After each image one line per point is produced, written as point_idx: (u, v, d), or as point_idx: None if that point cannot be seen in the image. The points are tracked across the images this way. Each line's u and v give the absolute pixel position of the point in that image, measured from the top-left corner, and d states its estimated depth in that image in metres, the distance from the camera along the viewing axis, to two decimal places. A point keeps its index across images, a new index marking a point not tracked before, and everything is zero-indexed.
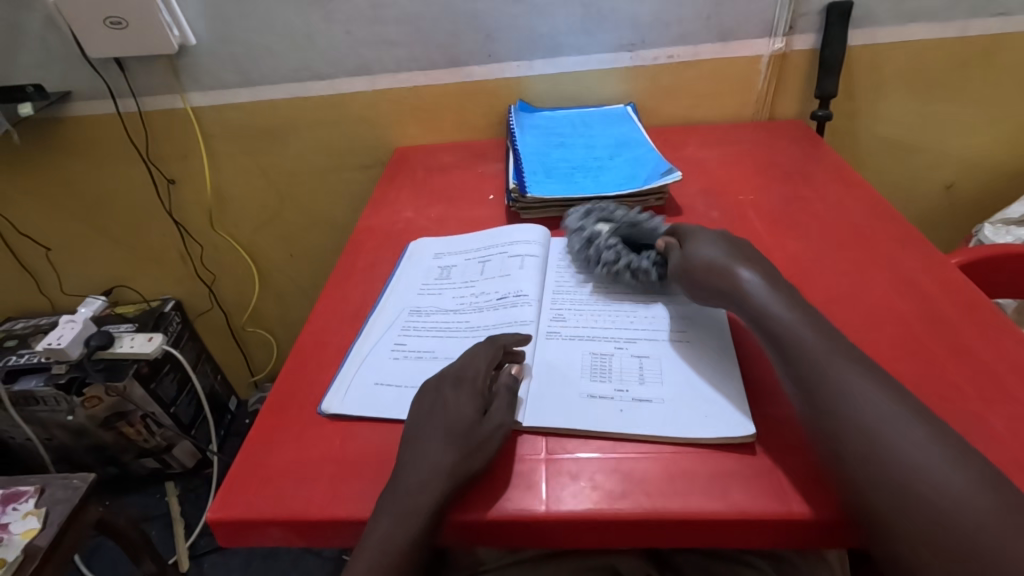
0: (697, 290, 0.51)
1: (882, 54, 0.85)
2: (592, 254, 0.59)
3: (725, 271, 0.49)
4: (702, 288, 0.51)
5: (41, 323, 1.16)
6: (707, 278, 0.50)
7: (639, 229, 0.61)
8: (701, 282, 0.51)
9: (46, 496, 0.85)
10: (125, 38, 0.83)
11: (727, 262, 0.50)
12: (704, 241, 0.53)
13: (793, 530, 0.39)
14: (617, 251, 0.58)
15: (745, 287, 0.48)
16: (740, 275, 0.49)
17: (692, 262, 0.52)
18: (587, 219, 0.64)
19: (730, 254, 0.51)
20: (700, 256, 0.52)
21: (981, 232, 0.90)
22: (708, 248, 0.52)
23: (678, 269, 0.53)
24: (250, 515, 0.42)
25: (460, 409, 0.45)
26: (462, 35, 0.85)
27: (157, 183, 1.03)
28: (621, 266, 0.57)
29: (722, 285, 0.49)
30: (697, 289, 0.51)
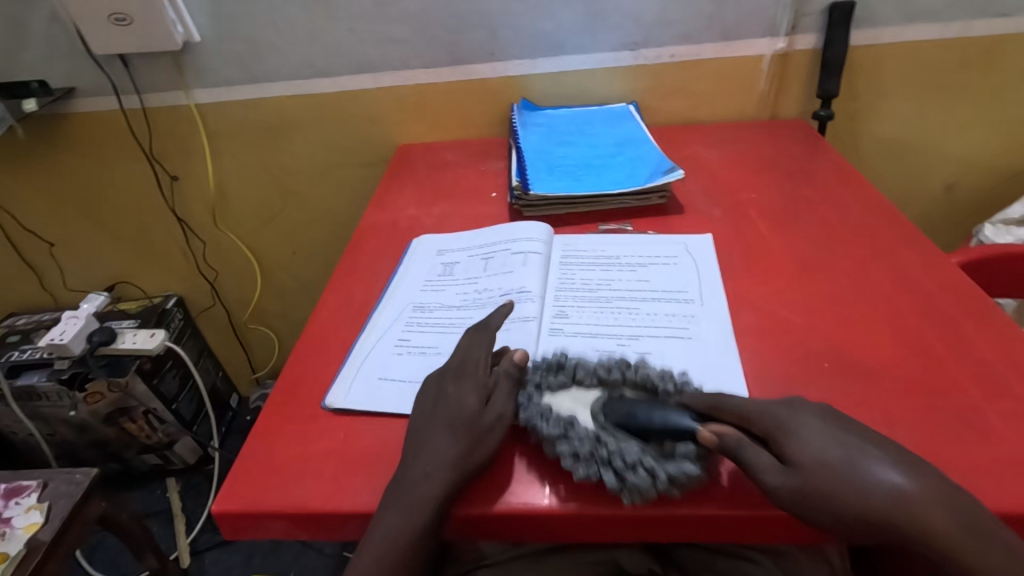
0: (816, 516, 0.36)
1: (884, 54, 0.86)
2: (602, 473, 0.40)
3: (856, 476, 0.36)
4: (841, 517, 0.35)
5: (44, 319, 1.16)
6: (849, 498, 0.35)
7: (626, 403, 0.44)
8: (836, 506, 0.35)
9: (49, 490, 0.86)
10: (130, 34, 0.84)
11: (861, 463, 0.37)
12: (802, 429, 0.39)
13: (795, 524, 0.39)
14: (637, 461, 0.40)
15: (899, 501, 0.35)
16: (887, 484, 0.35)
17: (801, 475, 0.37)
18: (551, 407, 0.44)
19: (846, 442, 0.38)
20: (816, 457, 0.37)
21: (982, 233, 0.91)
22: (820, 443, 0.38)
23: (777, 485, 0.37)
24: (255, 508, 0.43)
25: (462, 401, 0.45)
26: (466, 34, 0.86)
27: (160, 180, 1.03)
28: (662, 485, 0.39)
29: (872, 504, 0.35)
30: (826, 517, 0.36)
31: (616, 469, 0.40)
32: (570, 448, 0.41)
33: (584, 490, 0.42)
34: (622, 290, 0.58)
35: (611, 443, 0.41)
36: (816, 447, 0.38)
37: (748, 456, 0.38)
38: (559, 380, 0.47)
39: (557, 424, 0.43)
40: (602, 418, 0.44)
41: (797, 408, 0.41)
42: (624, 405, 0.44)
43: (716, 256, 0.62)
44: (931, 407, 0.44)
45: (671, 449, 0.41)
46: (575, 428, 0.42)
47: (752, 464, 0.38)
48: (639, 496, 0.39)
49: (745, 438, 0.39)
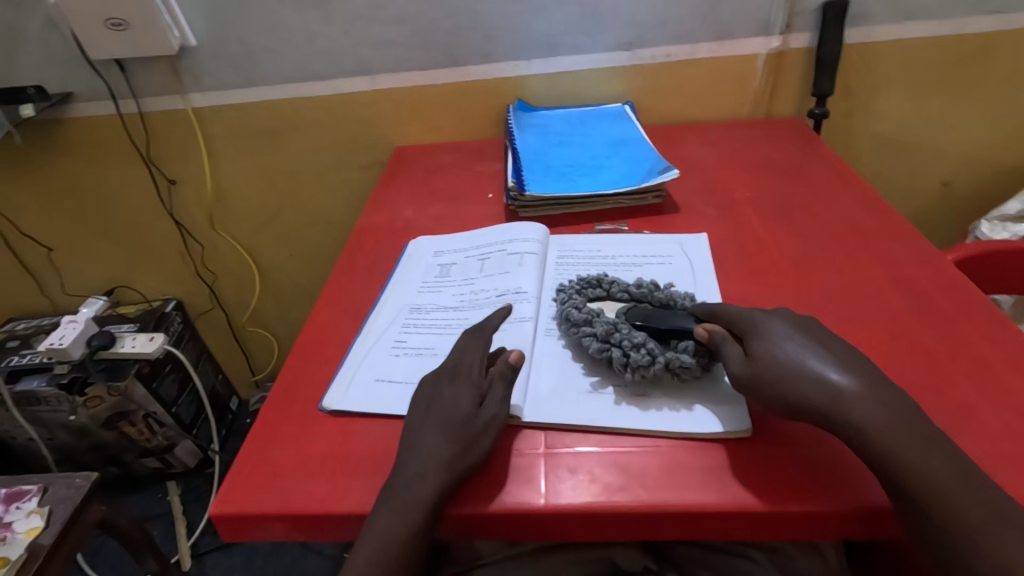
0: (765, 392, 0.41)
1: (879, 51, 0.86)
2: (612, 354, 0.48)
3: (800, 369, 0.41)
4: (786, 400, 0.40)
5: (43, 324, 1.17)
6: (790, 388, 0.40)
7: (647, 308, 0.51)
8: (782, 391, 0.40)
9: (49, 495, 0.86)
10: (126, 39, 0.84)
11: (811, 361, 0.41)
12: (769, 334, 0.44)
13: (789, 521, 0.39)
14: (642, 346, 0.47)
15: (835, 396, 0.39)
16: (825, 376, 0.40)
17: (760, 365, 0.42)
18: (586, 306, 0.53)
19: (810, 347, 0.42)
20: (774, 355, 0.42)
21: (978, 229, 0.91)
22: (779, 343, 0.43)
23: (742, 372, 0.42)
24: (253, 511, 0.43)
25: (456, 401, 0.45)
26: (461, 36, 0.86)
27: (158, 184, 1.03)
28: (660, 365, 0.46)
29: (813, 397, 0.39)
30: (775, 400, 0.41)
31: (623, 352, 0.47)
32: (591, 332, 0.50)
33: (577, 488, 0.42)
34: None
35: (624, 331, 0.49)
36: (776, 344, 0.43)
37: (726, 350, 0.44)
38: (595, 289, 0.55)
39: (586, 313, 0.52)
40: (624, 317, 0.51)
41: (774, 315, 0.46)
42: (643, 310, 0.51)
43: (712, 255, 0.63)
44: (925, 403, 0.44)
45: (682, 340, 0.47)
46: (599, 317, 0.51)
47: (726, 356, 0.44)
48: (639, 374, 0.46)
49: (729, 334, 0.45)
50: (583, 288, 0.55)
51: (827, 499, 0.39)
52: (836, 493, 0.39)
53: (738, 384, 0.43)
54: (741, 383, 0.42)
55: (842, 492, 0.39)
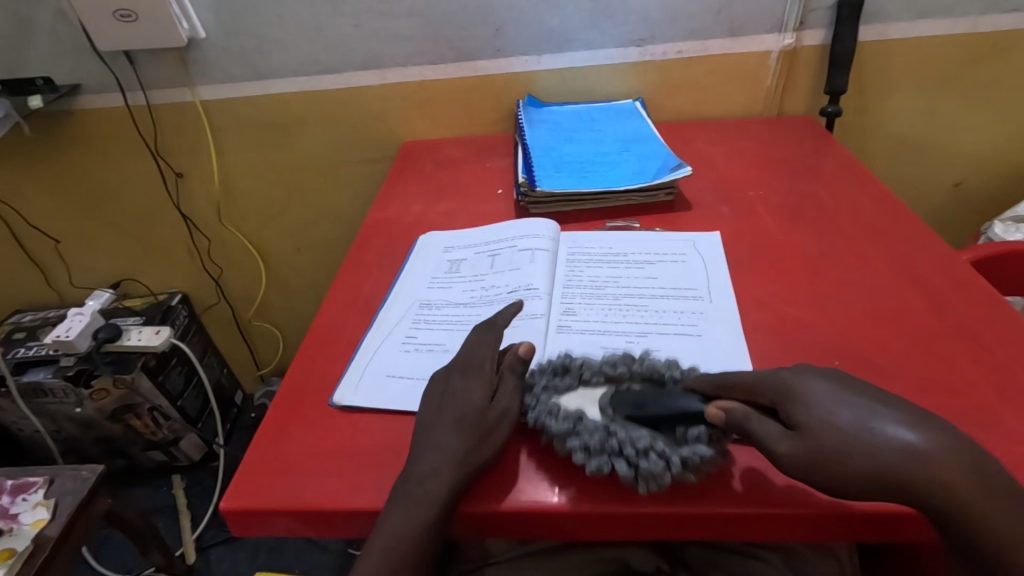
0: (827, 473, 0.36)
1: (893, 49, 0.85)
2: (616, 466, 0.40)
3: (868, 441, 0.36)
4: (854, 478, 0.35)
5: (50, 316, 1.17)
6: (861, 460, 0.35)
7: (635, 394, 0.44)
8: (851, 467, 0.35)
9: (55, 487, 0.86)
10: (135, 31, 0.84)
11: (874, 425, 0.36)
12: (808, 400, 0.38)
13: (806, 522, 0.39)
14: (651, 448, 0.40)
15: (911, 458, 0.35)
16: (898, 440, 0.35)
17: (812, 440, 0.36)
18: (561, 406, 0.44)
19: (861, 408, 0.37)
20: (830, 426, 0.37)
21: (991, 230, 0.90)
22: (831, 407, 0.37)
23: (792, 454, 0.37)
24: (264, 506, 0.43)
25: (467, 398, 0.45)
26: (471, 29, 0.85)
27: (165, 177, 1.03)
28: (677, 471, 0.39)
29: (891, 467, 0.35)
30: (838, 480, 0.36)
31: (628, 461, 0.40)
32: (581, 441, 0.41)
33: (592, 488, 0.41)
34: (630, 288, 0.58)
35: (620, 434, 0.41)
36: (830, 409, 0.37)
37: (758, 430, 0.38)
38: (564, 382, 0.46)
39: (567, 417, 0.43)
40: (610, 412, 0.43)
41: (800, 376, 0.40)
42: (632, 395, 0.44)
43: (725, 254, 0.62)
44: (943, 406, 0.44)
45: (688, 430, 0.41)
46: (584, 421, 0.42)
47: (764, 436, 0.38)
48: (655, 485, 0.39)
49: (751, 411, 0.39)
50: (550, 383, 0.46)
51: (844, 501, 0.38)
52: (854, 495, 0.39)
53: (787, 467, 0.37)
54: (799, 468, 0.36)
55: None
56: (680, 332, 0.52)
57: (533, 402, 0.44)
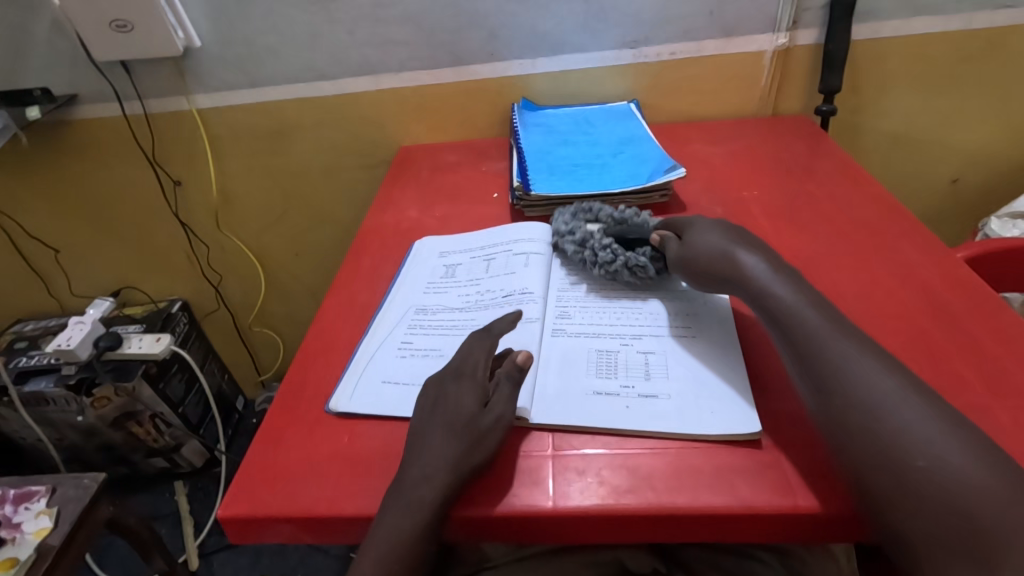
0: (691, 272, 0.52)
1: (886, 47, 0.85)
2: (584, 255, 0.60)
3: (722, 253, 0.50)
4: (700, 273, 0.51)
5: (51, 325, 1.17)
6: (706, 261, 0.51)
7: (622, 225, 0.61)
8: (703, 264, 0.51)
9: (57, 495, 0.86)
10: (131, 41, 0.84)
11: (725, 248, 0.51)
12: (703, 229, 0.54)
13: (799, 523, 0.39)
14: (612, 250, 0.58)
15: (732, 263, 0.49)
16: (734, 256, 0.50)
17: (688, 248, 0.53)
18: (579, 224, 0.64)
19: (729, 240, 0.52)
20: (700, 244, 0.52)
21: (987, 226, 0.90)
22: (703, 235, 0.53)
23: (676, 254, 0.54)
24: (261, 513, 0.43)
25: (460, 401, 0.45)
26: (465, 34, 0.85)
27: (163, 185, 1.03)
28: (619, 265, 0.57)
29: (724, 270, 0.50)
30: (695, 276, 0.52)
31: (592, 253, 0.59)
32: (573, 238, 0.62)
33: (586, 490, 0.42)
34: (625, 290, 0.58)
35: (598, 240, 0.60)
36: (702, 236, 0.53)
37: (668, 245, 0.56)
38: (587, 216, 0.65)
39: (570, 227, 0.63)
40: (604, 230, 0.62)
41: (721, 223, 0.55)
42: (619, 226, 0.61)
43: None
44: None
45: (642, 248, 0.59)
46: (582, 228, 0.63)
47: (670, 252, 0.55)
48: (603, 269, 0.58)
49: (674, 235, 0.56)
50: (576, 207, 0.67)
51: (838, 501, 0.38)
52: (846, 497, 0.39)
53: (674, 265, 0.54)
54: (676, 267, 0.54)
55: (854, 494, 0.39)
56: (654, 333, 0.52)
57: (558, 215, 0.66)
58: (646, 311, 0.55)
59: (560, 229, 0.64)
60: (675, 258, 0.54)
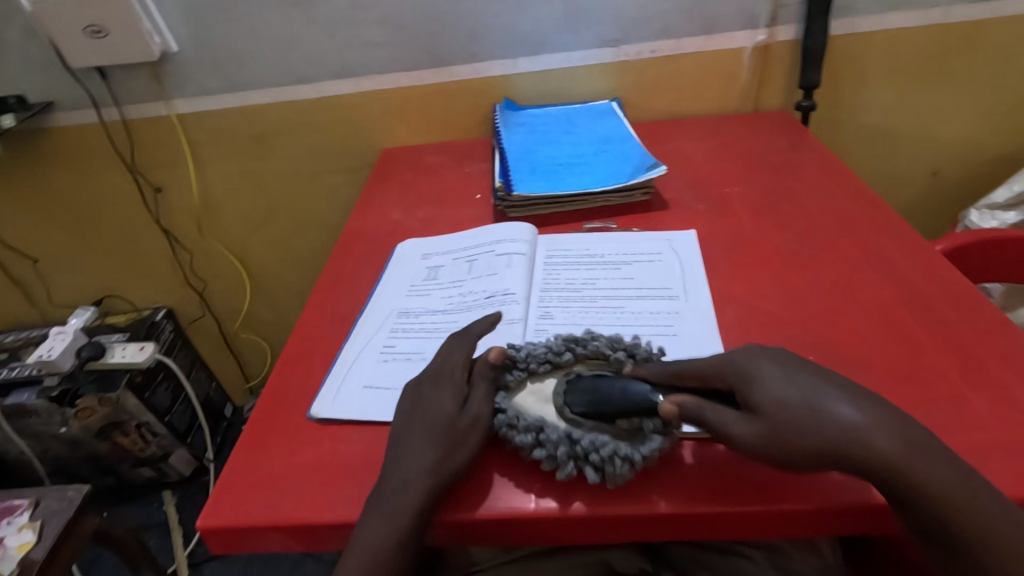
0: (786, 455, 0.37)
1: (865, 42, 0.86)
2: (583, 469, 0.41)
3: (820, 423, 0.37)
4: (806, 457, 0.36)
5: (31, 335, 1.15)
6: (806, 445, 0.36)
7: (586, 387, 0.44)
8: (798, 451, 0.36)
9: (41, 508, 0.85)
10: (107, 46, 0.83)
11: (821, 407, 0.37)
12: (762, 375, 0.40)
13: (777, 519, 0.39)
14: (615, 449, 0.41)
15: (848, 433, 0.36)
16: (839, 415, 0.37)
17: (775, 418, 0.38)
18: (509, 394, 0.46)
19: (808, 389, 0.38)
20: (777, 403, 0.38)
21: (967, 218, 0.91)
22: (781, 388, 0.39)
23: (757, 440, 0.37)
24: (241, 523, 0.42)
25: (439, 403, 0.45)
26: (446, 35, 0.85)
27: (143, 192, 1.02)
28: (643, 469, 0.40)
29: (826, 437, 0.36)
30: (796, 458, 0.37)
31: (595, 465, 0.40)
32: (544, 447, 0.42)
33: (570, 489, 0.42)
34: (607, 289, 0.58)
35: (582, 436, 0.42)
36: (778, 391, 0.38)
37: (717, 419, 0.39)
38: (506, 368, 0.47)
39: (521, 414, 0.44)
40: (568, 406, 0.44)
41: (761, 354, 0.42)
42: (585, 391, 0.44)
43: (701, 253, 0.62)
44: (917, 398, 0.44)
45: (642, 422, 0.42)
46: (539, 417, 0.44)
47: (721, 422, 0.39)
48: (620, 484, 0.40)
49: (705, 402, 0.40)
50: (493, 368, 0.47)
51: (817, 495, 0.39)
52: (826, 491, 0.39)
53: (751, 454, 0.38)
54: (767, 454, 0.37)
55: (835, 488, 0.39)
56: (657, 333, 0.52)
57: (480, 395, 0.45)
58: (644, 312, 0.55)
59: (504, 420, 0.43)
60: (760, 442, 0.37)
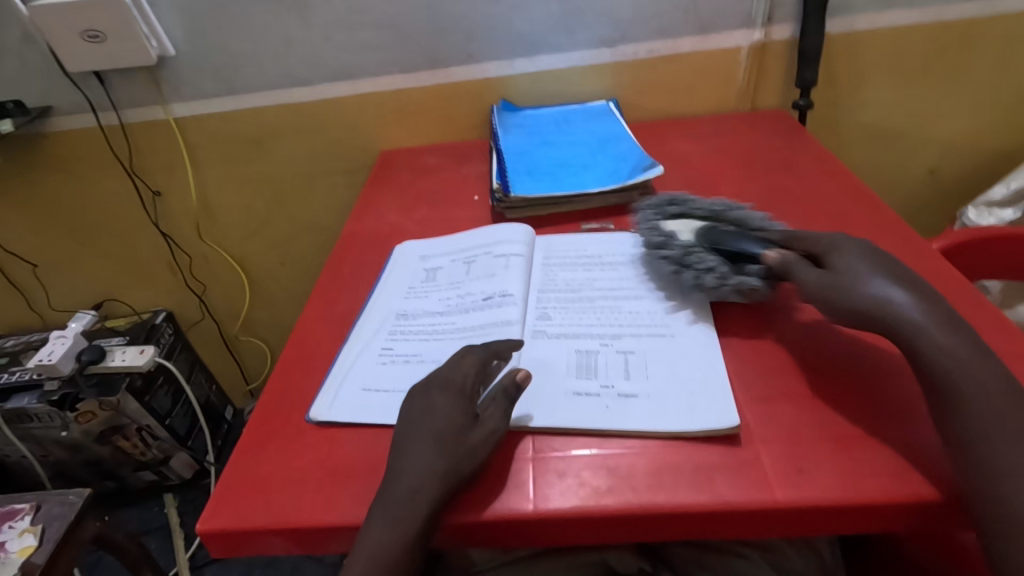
0: (834, 303, 0.45)
1: (861, 40, 0.86)
2: (685, 276, 0.54)
3: (863, 293, 0.44)
4: (846, 309, 0.45)
5: (31, 339, 1.15)
6: (849, 299, 0.45)
7: (718, 230, 0.57)
8: (843, 301, 0.45)
9: (42, 513, 0.85)
10: (104, 50, 0.83)
11: (871, 280, 0.45)
12: (848, 252, 0.48)
13: (772, 519, 0.39)
14: (720, 273, 0.53)
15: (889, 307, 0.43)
16: (886, 291, 0.44)
17: (836, 279, 0.46)
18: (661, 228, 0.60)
19: (877, 271, 0.46)
20: (845, 272, 0.46)
21: (965, 216, 0.91)
22: (850, 261, 0.47)
23: (815, 284, 0.47)
24: (239, 527, 0.43)
25: (450, 415, 0.44)
26: (443, 37, 0.85)
27: (142, 196, 1.02)
28: (731, 289, 0.52)
29: (870, 305, 0.44)
30: (837, 309, 0.45)
31: (696, 276, 0.54)
32: (671, 258, 0.56)
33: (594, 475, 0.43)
34: (605, 290, 0.58)
35: (701, 257, 0.55)
36: (851, 262, 0.47)
37: (796, 270, 0.49)
38: (675, 211, 0.62)
39: (661, 237, 0.59)
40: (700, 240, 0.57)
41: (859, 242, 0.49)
42: (716, 233, 0.56)
43: None
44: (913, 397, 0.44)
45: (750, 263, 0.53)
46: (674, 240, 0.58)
47: (797, 274, 0.49)
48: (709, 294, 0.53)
49: (799, 259, 0.50)
50: (657, 206, 0.63)
51: (812, 493, 0.39)
52: (822, 490, 0.39)
53: (806, 295, 0.48)
54: (812, 298, 0.47)
55: (830, 487, 0.39)
56: (655, 333, 0.52)
57: (642, 218, 0.63)
58: (646, 311, 0.55)
59: (650, 240, 0.59)
60: (813, 286, 0.47)
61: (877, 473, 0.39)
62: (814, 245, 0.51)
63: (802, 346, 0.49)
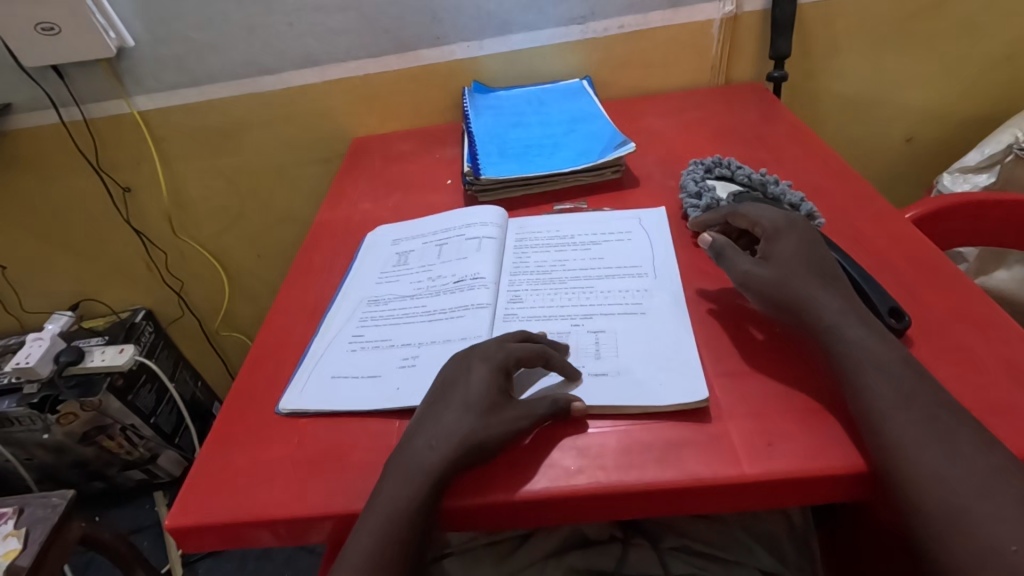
0: (758, 291, 0.47)
1: (833, 9, 0.85)
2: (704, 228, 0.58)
3: (795, 287, 0.45)
4: (767, 298, 0.46)
5: (8, 343, 1.14)
6: (771, 289, 0.46)
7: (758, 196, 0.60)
8: (761, 290, 0.47)
9: (25, 516, 0.84)
10: (61, 45, 0.81)
11: (796, 274, 0.46)
12: (785, 238, 0.49)
13: (739, 492, 0.39)
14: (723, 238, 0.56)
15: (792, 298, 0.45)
16: (795, 287, 0.45)
17: (755, 269, 0.48)
18: (703, 181, 0.64)
19: (803, 264, 0.47)
20: (776, 257, 0.48)
21: (940, 183, 0.92)
22: (774, 248, 0.49)
23: (738, 275, 0.48)
24: (208, 521, 0.42)
25: (484, 385, 0.44)
26: (409, 19, 0.84)
27: (112, 192, 1.01)
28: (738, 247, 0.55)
29: (785, 300, 0.45)
30: (761, 295, 0.47)
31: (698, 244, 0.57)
32: (700, 206, 0.60)
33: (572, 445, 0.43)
34: (576, 270, 0.57)
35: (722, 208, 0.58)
36: (783, 247, 0.49)
37: (728, 255, 0.50)
38: (721, 172, 0.65)
39: (697, 189, 0.62)
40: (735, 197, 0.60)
41: (800, 226, 0.50)
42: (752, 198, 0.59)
43: (669, 230, 0.61)
44: None
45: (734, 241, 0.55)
46: (710, 194, 0.61)
47: (728, 259, 0.50)
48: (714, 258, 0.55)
49: (730, 246, 0.51)
50: (708, 163, 0.66)
51: (780, 465, 0.39)
52: (791, 461, 0.39)
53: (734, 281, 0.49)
54: (738, 283, 0.48)
55: (799, 457, 0.39)
56: (625, 311, 0.52)
57: (688, 171, 0.66)
58: (618, 289, 0.54)
59: (688, 189, 0.63)
60: (738, 275, 0.49)
61: (845, 443, 0.39)
62: (757, 224, 0.52)
63: (765, 321, 0.49)
